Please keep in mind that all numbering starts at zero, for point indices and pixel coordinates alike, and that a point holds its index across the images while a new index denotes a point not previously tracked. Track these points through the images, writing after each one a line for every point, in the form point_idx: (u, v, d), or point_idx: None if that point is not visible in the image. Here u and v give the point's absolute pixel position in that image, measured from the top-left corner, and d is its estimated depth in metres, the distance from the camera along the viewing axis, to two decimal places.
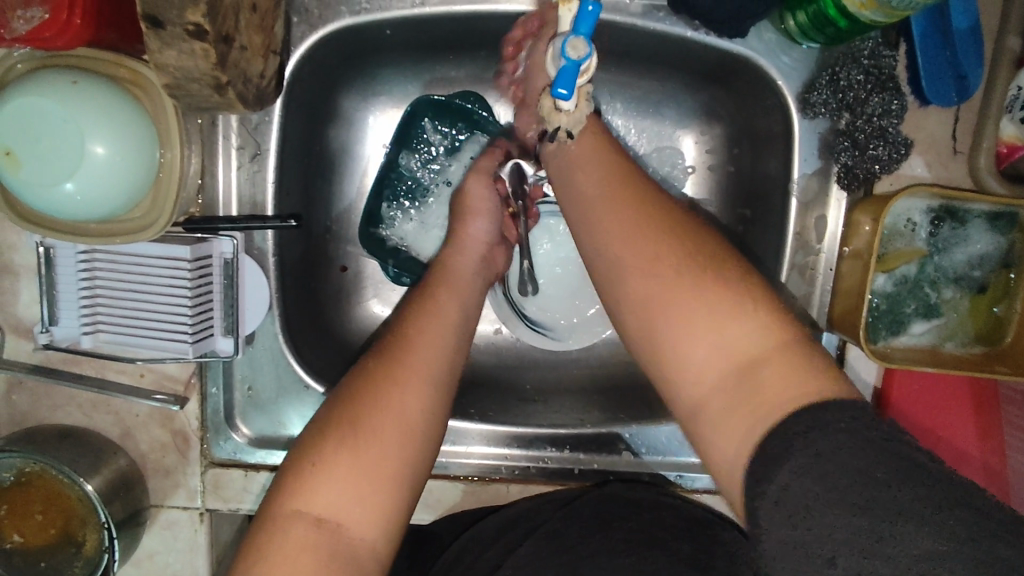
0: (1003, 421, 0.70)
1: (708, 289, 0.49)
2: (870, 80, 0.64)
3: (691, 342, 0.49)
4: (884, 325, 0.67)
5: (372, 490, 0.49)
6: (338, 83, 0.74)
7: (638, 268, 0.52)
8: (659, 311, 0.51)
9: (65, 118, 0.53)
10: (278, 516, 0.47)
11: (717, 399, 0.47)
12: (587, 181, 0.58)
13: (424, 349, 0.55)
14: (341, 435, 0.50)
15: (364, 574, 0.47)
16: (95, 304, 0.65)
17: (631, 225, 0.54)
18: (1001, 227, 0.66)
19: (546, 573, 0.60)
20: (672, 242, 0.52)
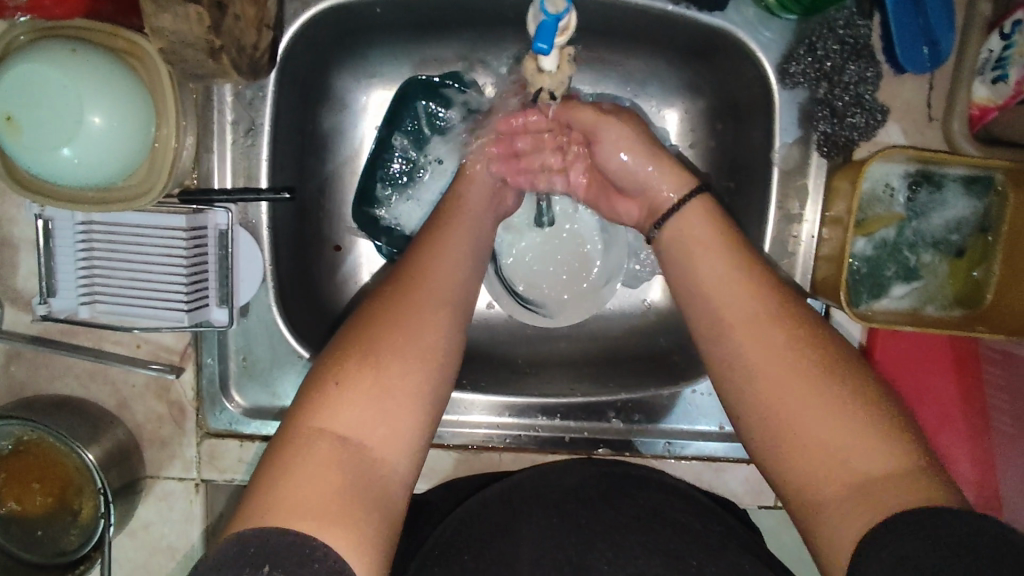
0: (986, 382, 0.71)
1: (841, 403, 0.52)
2: (845, 49, 0.66)
3: (823, 454, 0.52)
4: (865, 288, 0.69)
5: (394, 411, 0.53)
6: (331, 64, 0.75)
7: (775, 370, 0.55)
8: (791, 419, 0.54)
9: (64, 85, 0.54)
10: (301, 433, 0.51)
11: (845, 512, 0.50)
12: (710, 278, 0.61)
13: (432, 288, 0.60)
14: (361, 360, 0.54)
15: (383, 489, 0.51)
16: (92, 274, 0.66)
17: (760, 327, 0.57)
18: (977, 192, 0.67)
19: (563, 553, 0.64)
20: (809, 350, 0.55)
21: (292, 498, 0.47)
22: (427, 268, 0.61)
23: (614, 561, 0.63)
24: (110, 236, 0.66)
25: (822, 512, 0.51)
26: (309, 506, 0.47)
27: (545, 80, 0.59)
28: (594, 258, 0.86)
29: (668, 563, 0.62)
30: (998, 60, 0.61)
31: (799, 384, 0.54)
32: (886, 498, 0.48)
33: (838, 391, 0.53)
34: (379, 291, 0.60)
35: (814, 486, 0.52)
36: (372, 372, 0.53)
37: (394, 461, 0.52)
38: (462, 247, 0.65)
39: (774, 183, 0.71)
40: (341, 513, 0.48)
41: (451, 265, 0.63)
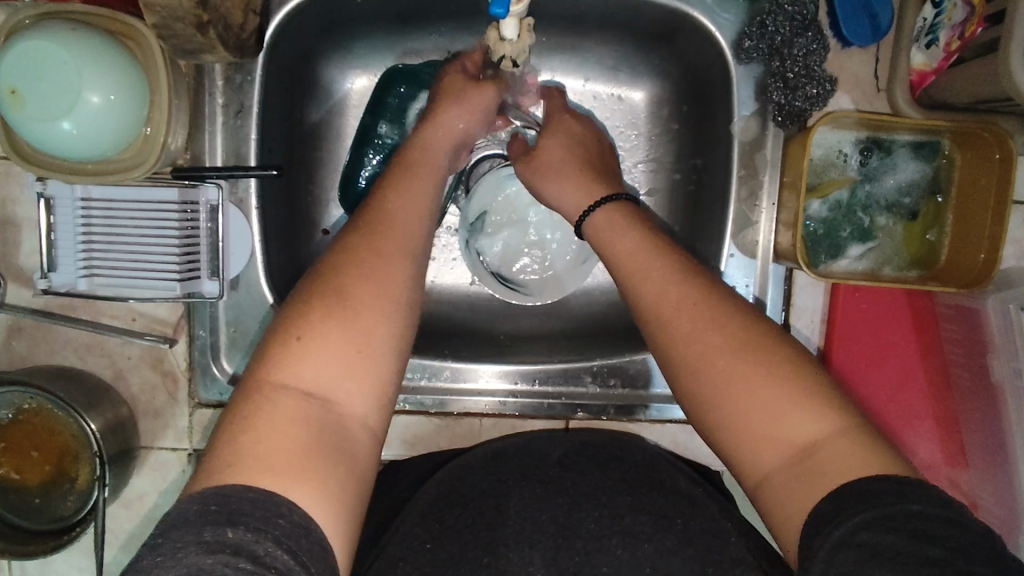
0: (943, 338, 0.74)
1: (772, 377, 0.52)
2: (795, 24, 0.71)
3: (759, 429, 0.52)
4: (823, 249, 0.73)
5: (356, 363, 0.52)
6: (315, 53, 0.80)
7: (710, 351, 0.54)
8: (725, 398, 0.53)
9: (64, 62, 0.59)
10: (263, 389, 0.50)
11: (788, 484, 0.50)
12: (638, 267, 0.60)
13: (396, 237, 0.58)
14: (324, 312, 0.53)
15: (354, 440, 0.51)
16: (91, 249, 0.70)
17: (684, 311, 0.56)
18: (925, 156, 0.71)
19: (543, 518, 0.66)
20: (741, 329, 0.54)
21: (256, 456, 0.47)
22: (392, 215, 0.60)
23: (602, 520, 0.65)
24: (108, 212, 0.70)
25: (766, 485, 0.51)
26: (274, 465, 0.47)
27: (505, 47, 0.64)
28: (572, 237, 0.88)
29: (655, 521, 0.64)
30: (931, 27, 0.66)
31: (729, 364, 0.53)
32: (830, 468, 0.49)
33: (768, 366, 0.53)
34: (347, 237, 0.58)
35: (755, 462, 0.52)
36: (337, 323, 0.53)
37: (363, 415, 0.52)
38: (423, 192, 0.63)
39: (735, 153, 0.74)
40: (308, 471, 0.48)
41: (414, 214, 0.61)
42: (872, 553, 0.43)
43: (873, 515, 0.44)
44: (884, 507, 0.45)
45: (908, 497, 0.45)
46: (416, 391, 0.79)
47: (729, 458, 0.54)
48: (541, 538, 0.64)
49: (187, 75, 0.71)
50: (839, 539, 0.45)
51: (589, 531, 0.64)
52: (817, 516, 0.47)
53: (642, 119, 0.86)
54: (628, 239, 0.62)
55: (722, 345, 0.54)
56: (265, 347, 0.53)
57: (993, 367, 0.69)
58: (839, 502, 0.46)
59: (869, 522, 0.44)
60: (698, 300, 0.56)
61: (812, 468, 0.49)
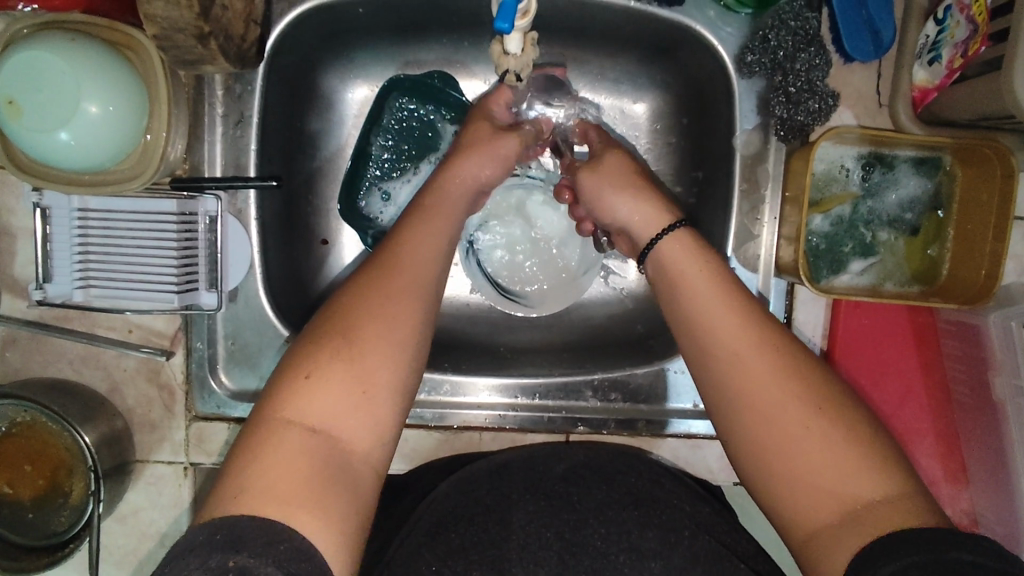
0: (943, 354, 0.74)
1: (827, 431, 0.50)
2: (798, 39, 0.71)
3: (810, 484, 0.50)
4: (825, 264, 0.73)
5: (364, 399, 0.52)
6: (316, 63, 0.79)
7: (768, 391, 0.52)
8: (778, 450, 0.51)
9: (63, 71, 0.58)
10: (270, 423, 0.50)
11: (837, 542, 0.48)
12: (694, 305, 0.56)
13: (410, 277, 0.57)
14: (337, 351, 0.52)
15: (358, 477, 0.51)
16: (87, 260, 0.69)
17: (747, 356, 0.53)
18: (926, 171, 0.71)
19: (547, 536, 0.65)
20: (797, 370, 0.52)
21: (264, 483, 0.48)
22: (405, 258, 0.58)
23: (609, 538, 0.64)
24: (105, 224, 0.69)
25: (814, 542, 0.49)
26: (280, 490, 0.47)
27: (509, 62, 0.64)
28: (574, 251, 0.88)
29: (662, 537, 0.64)
30: (934, 44, 0.66)
31: (786, 415, 0.51)
32: (875, 516, 0.48)
33: (823, 418, 0.51)
34: (358, 276, 0.57)
35: (804, 517, 0.50)
36: (347, 363, 0.52)
37: (367, 448, 0.52)
38: (435, 234, 0.62)
39: (736, 167, 0.74)
40: (308, 496, 0.48)
41: (432, 257, 0.60)
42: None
43: (928, 560, 0.44)
44: (939, 554, 0.44)
45: (960, 545, 0.45)
46: (416, 405, 0.78)
47: (776, 513, 0.52)
48: (547, 556, 0.63)
49: (187, 84, 0.70)
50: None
51: (596, 549, 0.64)
52: (861, 562, 0.46)
53: (642, 131, 0.86)
54: (690, 271, 0.58)
55: (782, 394, 0.51)
56: (274, 382, 0.52)
57: (995, 383, 0.69)
58: (887, 548, 0.46)
59: (923, 563, 0.44)
60: (759, 345, 0.53)
61: (866, 522, 0.48)
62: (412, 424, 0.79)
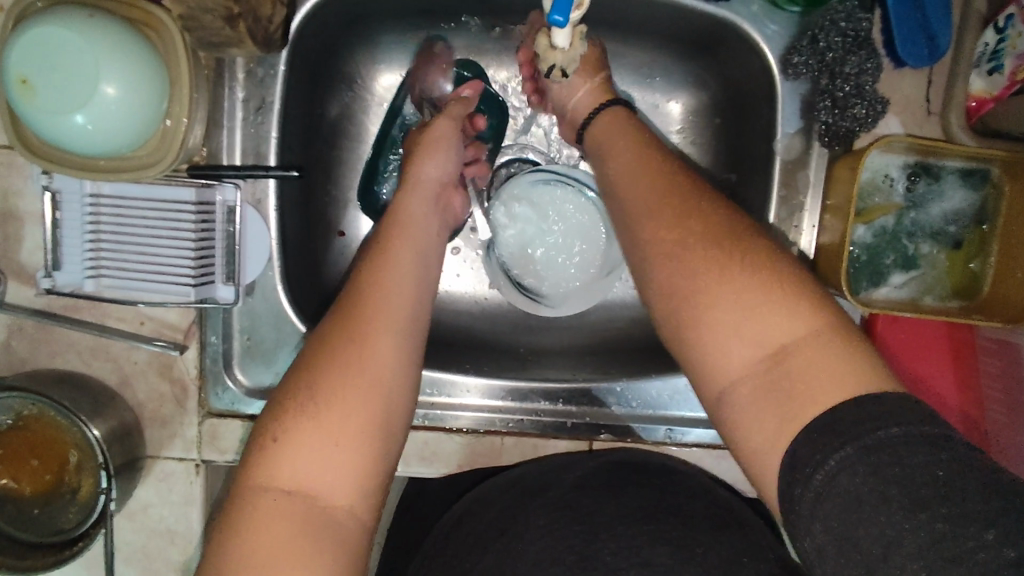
0: (980, 371, 0.71)
1: (743, 279, 0.50)
2: (847, 41, 0.67)
3: (728, 342, 0.50)
4: (865, 276, 0.71)
5: (339, 452, 0.50)
6: (339, 48, 0.75)
7: (677, 251, 0.53)
8: (693, 307, 0.52)
9: (79, 48, 0.55)
10: (245, 492, 0.49)
11: (755, 395, 0.48)
12: (628, 191, 0.60)
13: (378, 319, 0.56)
14: (302, 407, 0.51)
15: (344, 532, 0.49)
16: (98, 248, 0.65)
17: (658, 219, 0.56)
18: (974, 183, 0.69)
19: (560, 551, 0.61)
20: (708, 227, 0.53)
21: (246, 550, 0.47)
22: (371, 299, 0.57)
23: (619, 552, 0.60)
24: (117, 210, 0.65)
25: (733, 399, 0.49)
26: (264, 557, 0.46)
27: (556, 55, 0.64)
28: (598, 249, 0.86)
29: (674, 552, 0.60)
30: (994, 53, 0.64)
31: (698, 269, 0.52)
32: (798, 376, 0.47)
33: (738, 269, 0.51)
34: (323, 327, 0.56)
35: (722, 374, 0.50)
36: (314, 422, 0.51)
37: (349, 501, 0.50)
38: (407, 274, 0.60)
39: (776, 172, 0.72)
40: (295, 556, 0.47)
41: (400, 285, 0.59)
42: (855, 499, 0.41)
43: (858, 455, 0.42)
44: (869, 442, 0.42)
45: (884, 421, 0.42)
46: (434, 406, 0.76)
47: (698, 376, 0.52)
48: (560, 570, 0.60)
49: (207, 67, 0.67)
50: (823, 486, 0.43)
51: (606, 564, 0.59)
52: (796, 439, 0.45)
53: (674, 129, 0.83)
54: (622, 158, 0.63)
55: (696, 249, 0.53)
56: (250, 449, 0.52)
57: None
58: (812, 444, 0.44)
59: (853, 460, 0.42)
60: (679, 211, 0.55)
61: (781, 375, 0.47)
62: (430, 426, 0.76)
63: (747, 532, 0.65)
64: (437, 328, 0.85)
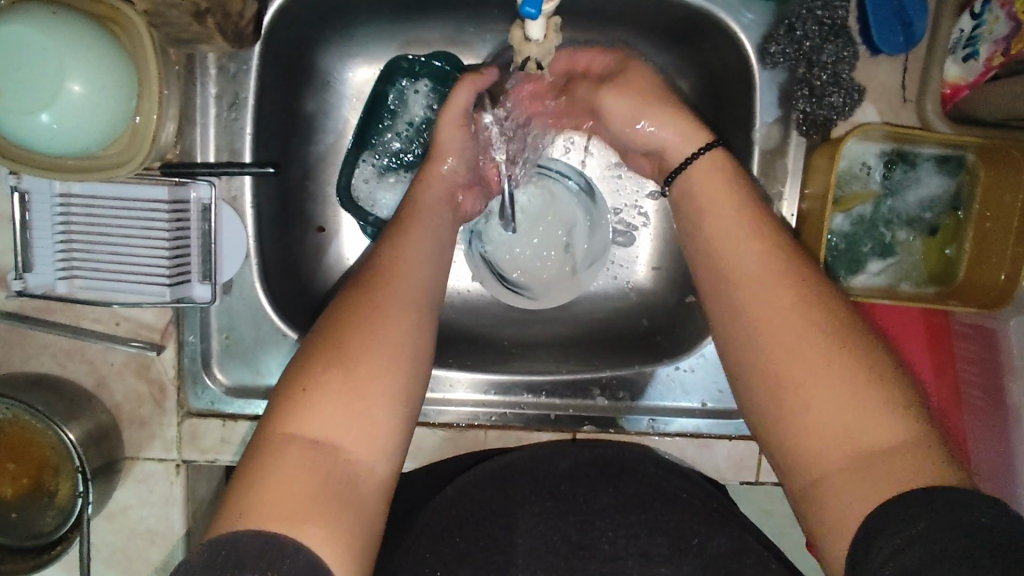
0: (955, 355, 0.72)
1: (850, 378, 0.49)
2: (824, 30, 0.68)
3: (825, 436, 0.49)
4: (843, 264, 0.71)
5: (366, 410, 0.50)
6: (313, 41, 0.74)
7: (789, 336, 0.51)
8: (795, 398, 0.50)
9: (45, 48, 0.54)
10: (269, 441, 0.48)
11: (846, 486, 0.47)
12: (730, 251, 0.55)
13: (399, 287, 0.56)
14: (328, 362, 0.51)
15: (364, 490, 0.49)
16: (70, 248, 0.64)
17: (771, 293, 0.53)
18: (949, 170, 0.69)
19: (555, 539, 0.63)
20: (826, 319, 0.51)
21: (268, 500, 0.45)
22: (394, 268, 0.57)
23: (618, 540, 0.63)
24: (89, 210, 0.64)
25: (820, 488, 0.49)
26: (286, 505, 0.45)
27: (530, 48, 0.66)
28: (581, 239, 0.86)
29: (671, 542, 0.63)
30: (970, 38, 0.64)
31: (808, 360, 0.50)
32: (895, 474, 0.46)
33: (851, 364, 0.49)
34: (344, 295, 0.56)
35: (812, 464, 0.49)
36: (340, 380, 0.50)
37: (372, 461, 0.49)
38: (423, 243, 0.61)
39: (755, 161, 0.72)
40: (312, 511, 0.46)
41: (420, 261, 0.59)
42: (934, 556, 0.42)
43: (940, 522, 0.42)
44: (955, 516, 0.42)
45: (974, 509, 0.43)
46: None
47: (783, 459, 0.52)
48: (554, 560, 0.62)
49: (177, 62, 0.66)
50: (900, 544, 0.43)
51: (603, 552, 0.62)
52: (875, 520, 0.45)
53: None
54: (713, 203, 0.58)
55: (812, 340, 0.51)
56: (273, 403, 0.51)
57: (1010, 388, 0.67)
58: (896, 516, 0.44)
59: (935, 528, 0.42)
60: (795, 296, 0.52)
61: (875, 474, 0.47)
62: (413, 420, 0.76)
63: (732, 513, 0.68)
64: None
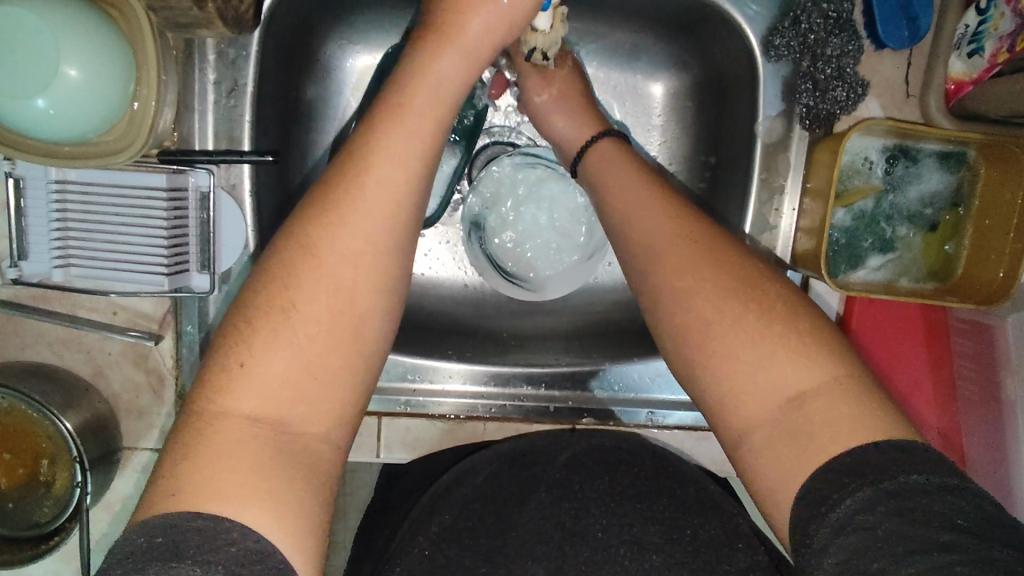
0: (954, 350, 0.72)
1: (789, 385, 0.48)
2: (829, 23, 0.68)
3: (780, 462, 0.47)
4: (843, 259, 0.71)
5: (320, 385, 0.47)
6: (315, 27, 0.73)
7: (731, 354, 0.50)
8: (727, 377, 0.50)
9: (41, 30, 0.54)
10: (205, 414, 0.45)
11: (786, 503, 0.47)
12: (669, 269, 0.54)
13: (362, 221, 0.48)
14: (271, 325, 0.47)
15: (317, 464, 0.47)
16: (66, 237, 0.63)
17: (715, 305, 0.51)
18: (950, 166, 0.69)
19: (547, 537, 0.62)
20: (766, 328, 0.50)
21: (210, 473, 0.43)
22: (359, 194, 0.49)
23: (611, 529, 0.61)
24: (85, 197, 0.63)
25: (770, 500, 0.48)
26: (229, 480, 0.43)
27: (536, 38, 0.67)
28: (585, 230, 0.84)
29: (665, 532, 0.61)
30: (974, 35, 0.64)
31: (739, 335, 0.50)
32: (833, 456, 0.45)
33: (803, 370, 0.48)
34: (298, 229, 0.49)
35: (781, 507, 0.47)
36: (288, 330, 0.46)
37: (323, 430, 0.47)
38: (405, 158, 0.51)
39: (757, 155, 0.72)
40: (262, 484, 0.44)
41: (394, 179, 0.50)
42: (875, 538, 0.42)
43: (872, 493, 0.43)
44: (885, 485, 0.43)
45: (904, 465, 0.43)
46: (415, 393, 0.76)
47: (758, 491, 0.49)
48: (548, 548, 0.61)
49: (176, 48, 0.65)
50: (837, 522, 0.43)
51: (596, 540, 0.61)
52: (803, 494, 0.45)
53: (654, 112, 0.83)
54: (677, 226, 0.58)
55: (763, 349, 0.49)
56: (232, 321, 0.48)
57: (1007, 384, 0.68)
58: (827, 480, 0.44)
59: (870, 500, 0.43)
60: (738, 309, 0.51)
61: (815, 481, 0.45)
62: (412, 412, 0.76)
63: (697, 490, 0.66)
64: (416, 314, 0.84)
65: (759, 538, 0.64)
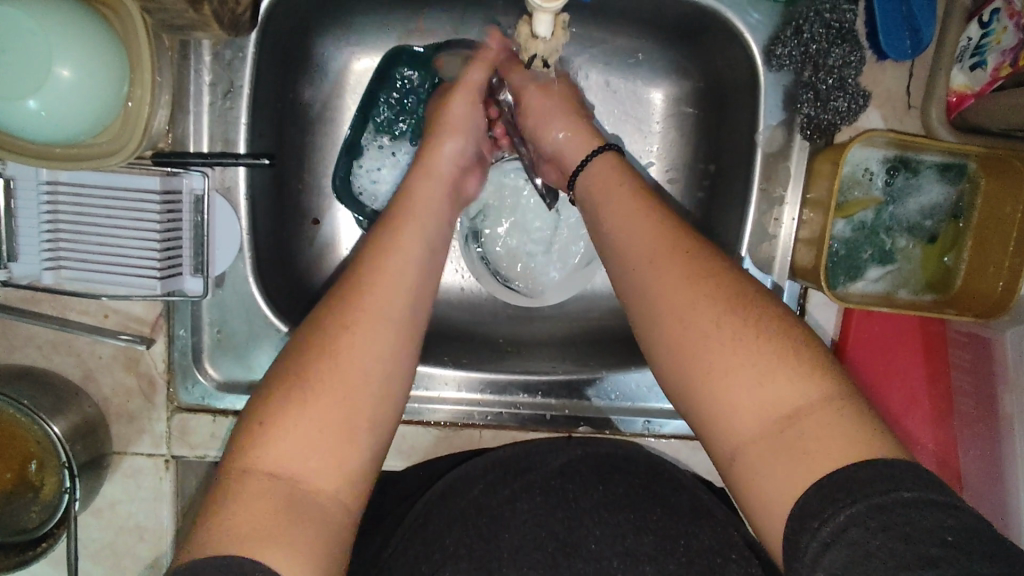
0: (951, 363, 0.72)
1: (784, 402, 0.47)
2: (831, 33, 0.68)
3: (777, 478, 0.46)
4: (842, 270, 0.71)
5: (332, 443, 0.48)
6: (313, 29, 0.72)
7: (727, 368, 0.49)
8: (718, 383, 0.49)
9: (34, 31, 0.53)
10: (231, 474, 0.47)
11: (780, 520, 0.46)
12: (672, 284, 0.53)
13: (376, 305, 0.53)
14: (290, 392, 0.49)
15: (328, 519, 0.47)
16: (56, 237, 0.62)
17: (710, 321, 0.51)
18: (951, 178, 0.69)
19: (536, 546, 0.61)
20: (762, 345, 0.49)
21: (232, 523, 0.45)
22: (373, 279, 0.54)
23: (604, 540, 0.61)
24: (76, 199, 0.62)
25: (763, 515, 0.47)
26: (248, 527, 0.45)
27: (537, 45, 0.65)
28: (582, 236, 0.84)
29: (658, 543, 0.61)
30: (977, 48, 0.64)
31: (727, 340, 0.49)
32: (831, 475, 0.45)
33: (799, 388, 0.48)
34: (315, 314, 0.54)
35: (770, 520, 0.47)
36: (304, 396, 0.49)
37: (333, 488, 0.48)
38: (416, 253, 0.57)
39: (757, 164, 0.71)
40: (279, 530, 0.45)
41: (404, 262, 0.56)
42: (862, 555, 0.41)
43: (861, 509, 0.42)
44: (877, 501, 0.42)
45: (896, 483, 0.43)
46: (411, 400, 0.75)
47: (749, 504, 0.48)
48: (540, 557, 0.60)
49: (171, 49, 0.64)
50: (829, 538, 0.43)
51: (590, 552, 0.61)
52: (797, 513, 0.45)
53: (654, 119, 0.83)
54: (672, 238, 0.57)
55: (762, 364, 0.48)
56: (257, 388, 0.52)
57: (1003, 400, 0.67)
58: (819, 496, 0.44)
59: (859, 515, 0.42)
60: (737, 322, 0.50)
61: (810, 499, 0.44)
62: (408, 420, 0.75)
63: (689, 495, 0.66)
64: None
65: (752, 548, 0.63)
